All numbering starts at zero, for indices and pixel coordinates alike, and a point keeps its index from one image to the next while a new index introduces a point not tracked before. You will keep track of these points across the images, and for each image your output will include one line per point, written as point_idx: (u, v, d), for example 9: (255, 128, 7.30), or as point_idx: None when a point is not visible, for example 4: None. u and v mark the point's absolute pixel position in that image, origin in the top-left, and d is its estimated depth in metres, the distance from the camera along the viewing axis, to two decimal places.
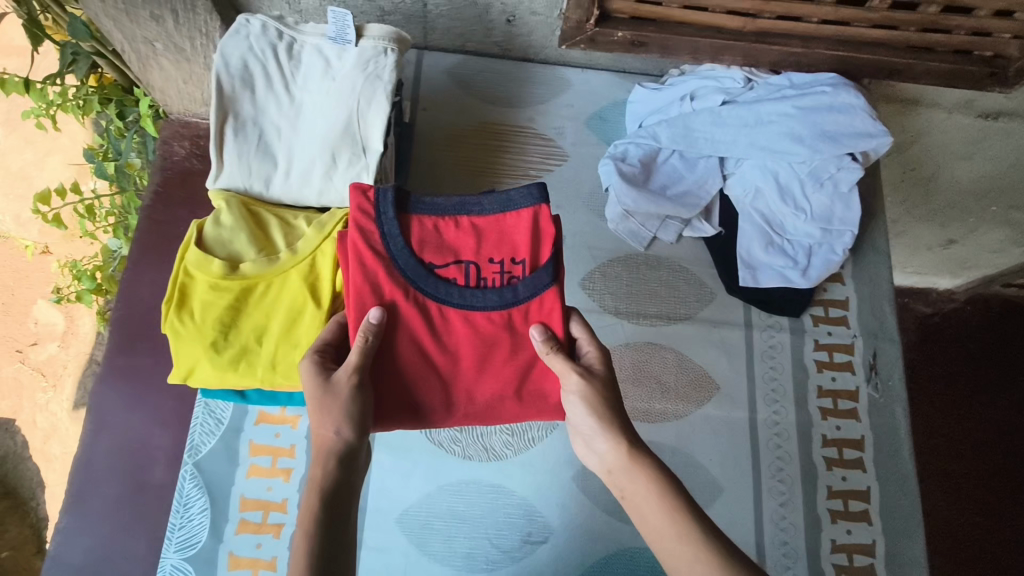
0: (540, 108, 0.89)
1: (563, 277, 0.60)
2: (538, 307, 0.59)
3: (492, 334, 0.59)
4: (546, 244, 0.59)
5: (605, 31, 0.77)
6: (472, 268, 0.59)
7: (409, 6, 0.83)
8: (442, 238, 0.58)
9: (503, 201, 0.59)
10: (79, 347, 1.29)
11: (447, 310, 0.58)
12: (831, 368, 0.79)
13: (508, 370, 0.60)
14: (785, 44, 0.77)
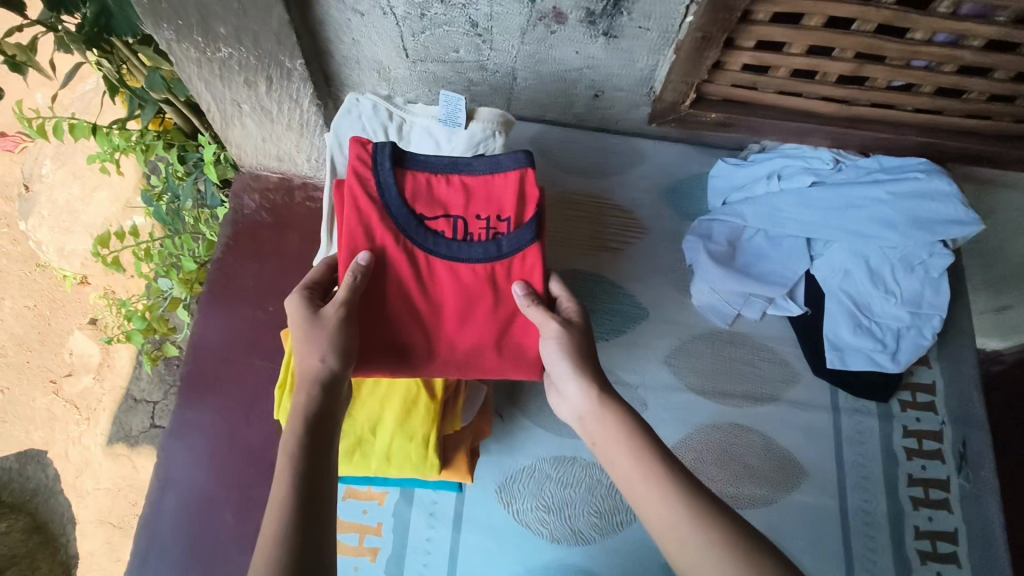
0: (620, 179, 0.89)
1: (545, 236, 0.62)
2: (520, 263, 0.62)
3: (474, 286, 0.61)
4: (531, 203, 0.62)
5: (699, 113, 0.79)
6: (460, 223, 0.61)
7: (497, 79, 0.85)
8: (433, 193, 0.61)
9: (493, 163, 0.62)
10: (114, 380, 1.28)
11: (434, 261, 0.61)
12: (919, 455, 0.78)
13: (491, 325, 0.61)
14: (878, 130, 0.78)
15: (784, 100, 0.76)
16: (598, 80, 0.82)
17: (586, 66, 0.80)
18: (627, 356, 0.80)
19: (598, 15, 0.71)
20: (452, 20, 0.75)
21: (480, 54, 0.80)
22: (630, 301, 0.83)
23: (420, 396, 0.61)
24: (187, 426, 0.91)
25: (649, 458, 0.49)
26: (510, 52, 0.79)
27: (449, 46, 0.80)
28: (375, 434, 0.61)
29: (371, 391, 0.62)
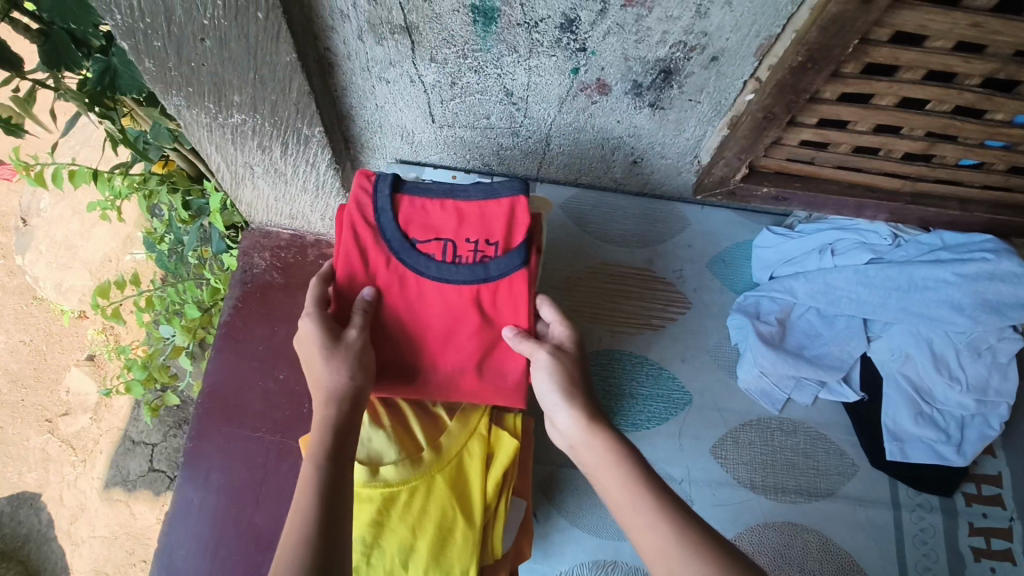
0: (660, 248, 0.83)
1: (536, 263, 0.58)
2: (506, 288, 0.57)
3: (459, 308, 0.57)
4: (522, 230, 0.58)
5: (749, 186, 0.73)
6: (450, 245, 0.57)
7: (528, 144, 0.80)
8: (427, 216, 0.58)
9: (488, 190, 0.59)
10: (111, 421, 1.21)
11: (421, 282, 0.57)
12: (989, 556, 0.72)
13: (472, 344, 0.57)
14: (941, 206, 0.73)
15: (844, 174, 0.71)
16: (639, 146, 0.76)
17: (627, 134, 0.74)
18: (671, 446, 0.74)
19: (646, 87, 0.66)
20: (486, 89, 0.71)
21: (514, 121, 0.75)
22: (674, 384, 0.77)
23: (462, 522, 0.52)
24: (189, 508, 0.84)
25: (645, 488, 0.48)
26: (547, 120, 0.74)
27: (480, 113, 0.75)
28: (408, 567, 0.51)
29: (404, 516, 0.52)
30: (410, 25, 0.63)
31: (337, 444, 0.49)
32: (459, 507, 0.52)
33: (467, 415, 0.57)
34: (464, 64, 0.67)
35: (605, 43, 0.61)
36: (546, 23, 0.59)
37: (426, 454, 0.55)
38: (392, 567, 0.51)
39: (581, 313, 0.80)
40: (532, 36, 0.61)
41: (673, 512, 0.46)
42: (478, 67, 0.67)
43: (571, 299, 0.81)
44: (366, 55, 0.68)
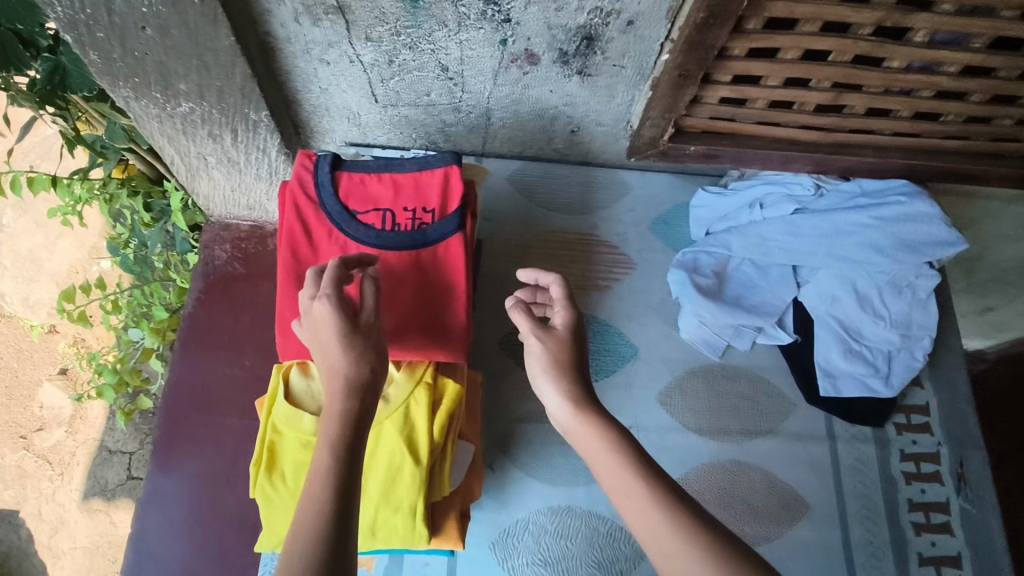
0: (602, 213, 0.88)
1: (471, 227, 0.62)
2: (443, 251, 0.61)
3: (401, 272, 0.60)
4: (455, 197, 0.62)
5: (678, 146, 0.77)
6: (388, 215, 0.61)
7: (470, 119, 0.83)
8: (365, 189, 0.62)
9: (421, 161, 0.63)
10: (87, 433, 1.21)
11: (364, 250, 0.61)
12: (919, 480, 0.77)
13: (413, 303, 0.60)
14: (859, 155, 0.77)
15: (765, 129, 0.75)
16: (576, 115, 0.80)
17: (562, 104, 0.78)
18: (620, 397, 0.78)
19: (572, 55, 0.70)
20: (423, 65, 0.74)
21: (453, 96, 0.79)
22: (620, 339, 0.81)
23: (409, 463, 0.55)
24: (163, 496, 0.86)
25: (636, 473, 0.50)
26: (484, 93, 0.78)
27: (421, 90, 0.78)
28: (360, 505, 0.55)
29: None
30: (342, 4, 0.66)
31: (352, 438, 0.48)
32: (405, 451, 0.55)
33: (414, 366, 0.59)
34: (399, 41, 0.71)
35: (528, 12, 0.65)
36: None
37: None
38: None
39: None
40: (459, 10, 0.65)
41: (665, 498, 0.48)
42: (412, 44, 0.71)
43: (519, 265, 0.84)
44: (305, 37, 0.71)
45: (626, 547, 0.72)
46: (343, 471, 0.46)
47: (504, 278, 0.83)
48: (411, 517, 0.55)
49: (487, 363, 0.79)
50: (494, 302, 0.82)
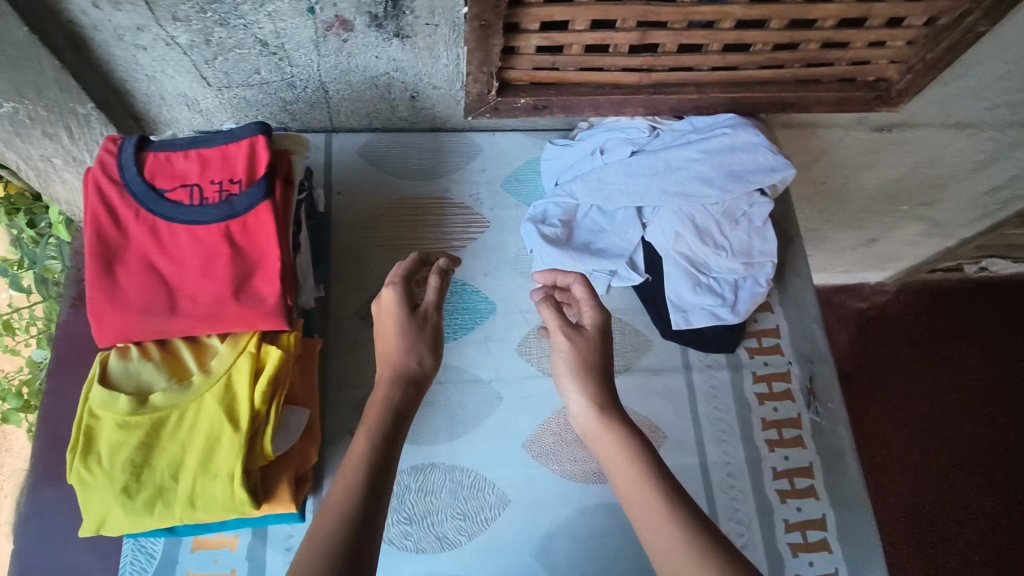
0: (455, 177, 0.90)
1: (281, 194, 0.62)
2: (254, 221, 0.61)
3: (212, 245, 0.60)
4: (262, 165, 0.62)
5: (508, 100, 0.78)
6: (196, 190, 0.61)
7: (309, 95, 0.84)
8: (172, 167, 0.62)
9: (228, 134, 0.63)
10: (14, 464, 1.13)
11: (172, 226, 0.60)
12: (771, 399, 0.81)
13: (226, 275, 0.59)
14: (681, 92, 0.79)
15: (586, 76, 0.77)
16: (409, 80, 0.82)
17: (392, 70, 0.80)
18: (480, 351, 0.80)
19: (382, 18, 0.71)
20: (242, 42, 0.74)
21: (283, 72, 0.79)
22: (477, 297, 0.83)
23: (227, 430, 0.56)
24: (42, 508, 0.77)
25: (642, 469, 0.57)
26: (313, 66, 0.78)
27: (249, 68, 0.78)
28: (179, 479, 0.55)
29: (175, 434, 0.56)
30: None
31: (394, 424, 0.59)
32: (224, 420, 0.56)
33: (237, 337, 0.60)
34: (208, 19, 0.70)
35: None
36: None
37: (195, 378, 0.59)
38: (163, 481, 0.55)
39: (386, 246, 0.85)
40: None
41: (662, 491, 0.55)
42: (223, 20, 0.70)
43: (376, 234, 0.85)
44: (111, 23, 0.70)
45: (491, 495, 0.74)
46: (380, 455, 0.56)
47: (360, 249, 0.84)
48: (230, 485, 0.55)
49: (345, 334, 0.80)
50: (351, 272, 0.83)
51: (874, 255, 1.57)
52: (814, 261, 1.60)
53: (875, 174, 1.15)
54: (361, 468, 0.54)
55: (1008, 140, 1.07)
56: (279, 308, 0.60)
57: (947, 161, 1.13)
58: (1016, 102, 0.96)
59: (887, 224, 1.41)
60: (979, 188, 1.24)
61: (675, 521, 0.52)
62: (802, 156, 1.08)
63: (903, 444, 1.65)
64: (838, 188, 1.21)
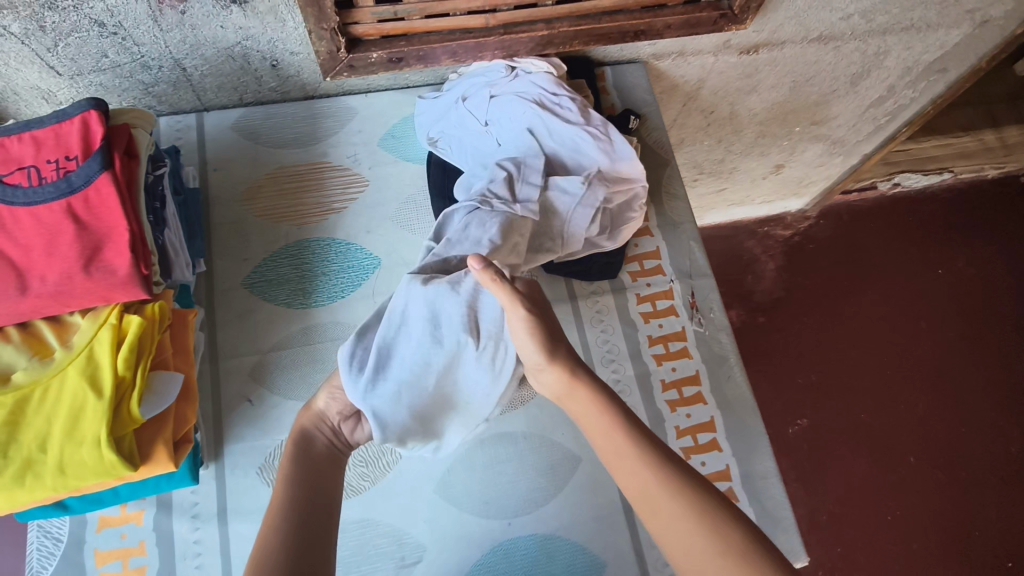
0: (330, 141, 0.90)
1: (118, 165, 0.63)
2: (94, 194, 0.62)
3: (55, 222, 0.61)
4: (97, 140, 0.63)
5: (360, 55, 0.79)
6: (33, 171, 0.62)
7: (169, 74, 0.83)
8: (9, 152, 0.63)
9: (60, 114, 0.65)
10: None
11: (18, 211, 0.61)
12: (656, 316, 0.85)
13: (72, 250, 0.60)
14: (529, 30, 0.82)
15: (434, 24, 0.79)
16: (264, 49, 0.82)
17: (243, 39, 0.79)
18: (366, 305, 0.82)
19: None
20: (78, 25, 0.73)
21: (131, 52, 0.78)
22: (362, 254, 0.85)
23: (90, 398, 0.58)
24: None
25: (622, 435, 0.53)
26: (159, 43, 0.77)
27: (95, 52, 0.77)
28: (47, 450, 0.56)
29: (39, 409, 0.58)
30: None
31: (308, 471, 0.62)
32: (86, 389, 0.58)
33: (97, 312, 0.62)
34: (34, 3, 0.69)
35: None
36: None
37: (57, 353, 0.60)
38: (31, 454, 0.56)
39: (268, 217, 0.86)
40: None
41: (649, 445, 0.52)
42: (50, 3, 0.69)
43: (255, 206, 0.86)
44: None
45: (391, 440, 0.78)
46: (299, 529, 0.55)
47: (241, 222, 0.85)
48: (97, 449, 0.56)
49: (232, 305, 0.81)
50: (235, 246, 0.84)
51: (786, 182, 1.62)
52: (730, 196, 1.64)
53: (760, 99, 1.19)
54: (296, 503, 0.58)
55: (873, 49, 1.10)
56: (130, 277, 0.61)
57: (823, 77, 1.16)
58: (867, 9, 0.99)
59: (789, 148, 1.44)
60: (863, 101, 1.29)
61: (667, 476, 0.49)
62: (681, 87, 1.10)
63: (838, 361, 1.69)
64: (728, 117, 1.24)
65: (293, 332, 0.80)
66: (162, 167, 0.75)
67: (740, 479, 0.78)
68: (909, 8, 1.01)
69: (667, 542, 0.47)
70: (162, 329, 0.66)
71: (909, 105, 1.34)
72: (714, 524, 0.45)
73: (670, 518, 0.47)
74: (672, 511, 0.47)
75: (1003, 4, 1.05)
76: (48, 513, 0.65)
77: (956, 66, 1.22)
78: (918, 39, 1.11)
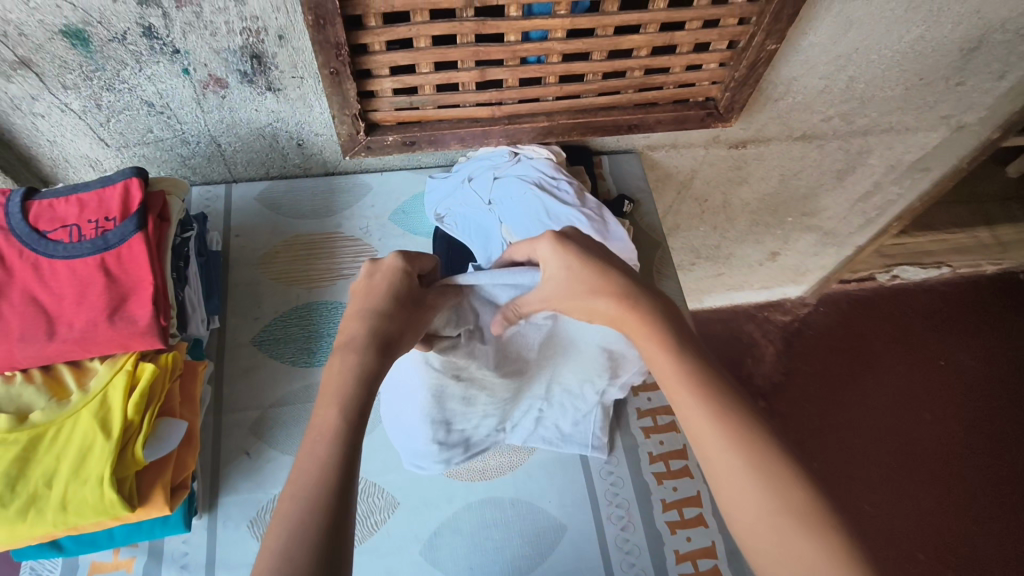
0: (345, 214, 0.97)
1: (152, 226, 0.70)
2: (128, 252, 0.68)
3: (88, 275, 0.67)
4: (135, 203, 0.71)
5: (377, 138, 0.88)
6: (73, 228, 0.69)
7: (204, 149, 0.92)
8: (54, 212, 0.70)
9: (105, 179, 0.72)
10: None
11: (56, 263, 0.68)
12: (645, 390, 0.90)
13: (101, 301, 0.66)
14: (532, 121, 0.91)
15: (445, 113, 0.87)
16: (292, 129, 0.91)
17: (274, 120, 0.88)
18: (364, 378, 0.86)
19: (251, 73, 0.80)
20: (129, 105, 0.82)
21: (173, 129, 0.87)
22: None
23: (99, 439, 0.61)
24: None
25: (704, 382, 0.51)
26: (198, 122, 0.86)
27: (141, 128, 0.86)
28: (52, 487, 0.60)
29: (50, 448, 0.61)
30: (23, 59, 0.74)
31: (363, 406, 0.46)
32: (96, 430, 0.62)
33: (115, 358, 0.67)
34: (94, 85, 0.78)
35: (190, 41, 0.74)
36: (130, 34, 0.72)
37: (74, 396, 0.65)
38: (36, 490, 0.59)
39: (281, 279, 0.92)
40: (130, 48, 0.74)
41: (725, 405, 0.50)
42: (108, 85, 0.79)
43: (270, 269, 0.92)
44: (6, 94, 0.78)
45: (380, 499, 0.79)
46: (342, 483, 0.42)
47: (256, 283, 0.91)
48: (100, 488, 0.59)
49: (239, 361, 0.85)
50: (249, 305, 0.90)
51: (784, 268, 1.67)
52: (729, 280, 1.70)
53: (751, 190, 1.27)
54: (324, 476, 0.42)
55: (856, 147, 1.18)
56: (150, 328, 0.66)
57: (810, 172, 1.24)
58: (847, 113, 1.06)
59: (783, 237, 1.50)
60: (852, 194, 1.36)
61: (730, 430, 0.49)
62: (675, 177, 1.18)
63: (841, 450, 1.68)
64: (722, 205, 1.31)
65: (296, 389, 0.84)
66: (190, 231, 0.82)
67: (726, 557, 0.78)
68: (887, 112, 1.08)
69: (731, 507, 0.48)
70: (173, 378, 0.70)
71: (896, 200, 1.41)
72: (777, 484, 0.47)
73: (728, 477, 0.48)
74: (734, 471, 0.48)
75: (975, 112, 1.13)
76: (42, 553, 0.67)
77: (938, 165, 1.29)
78: (899, 141, 1.18)
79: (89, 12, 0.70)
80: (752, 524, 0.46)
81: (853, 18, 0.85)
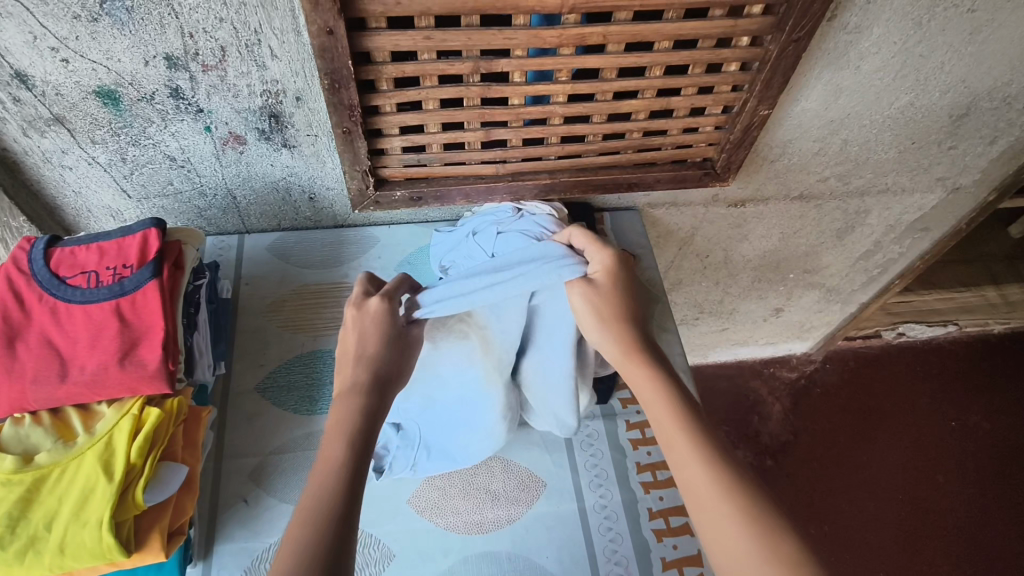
0: (353, 265, 1.00)
1: (166, 273, 0.73)
2: (142, 298, 0.71)
3: (103, 320, 0.70)
4: (152, 251, 0.74)
5: (385, 193, 0.91)
6: (92, 275, 0.72)
7: (220, 201, 0.96)
8: (75, 258, 0.73)
9: (124, 228, 0.75)
10: None
11: (74, 307, 0.71)
12: (644, 443, 0.90)
13: (113, 345, 0.69)
14: (535, 178, 0.94)
15: (452, 170, 0.91)
16: (305, 183, 0.95)
17: (288, 175, 0.93)
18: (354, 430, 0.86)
19: (269, 131, 0.85)
20: (152, 159, 0.86)
21: (192, 182, 0.91)
22: None
23: (101, 482, 0.62)
24: None
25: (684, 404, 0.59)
26: (216, 175, 0.91)
27: (162, 180, 0.90)
28: (51, 529, 0.60)
29: (54, 489, 0.63)
30: (58, 116, 0.79)
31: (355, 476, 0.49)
32: (98, 472, 0.63)
33: (122, 402, 0.69)
34: (121, 140, 0.83)
35: (213, 101, 0.79)
36: (158, 95, 0.77)
37: (80, 438, 0.66)
38: (36, 532, 0.60)
39: (288, 326, 0.94)
40: (157, 107, 0.79)
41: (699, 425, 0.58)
42: (134, 141, 0.83)
43: (278, 317, 0.95)
44: (38, 148, 0.83)
45: (376, 550, 0.79)
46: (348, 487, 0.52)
47: (263, 330, 0.94)
48: (98, 531, 0.60)
49: (243, 407, 0.87)
50: (254, 352, 0.92)
51: (789, 324, 1.68)
52: (733, 335, 1.70)
53: (751, 247, 1.29)
54: (330, 484, 0.52)
55: (854, 208, 1.21)
56: (159, 371, 0.68)
57: (810, 230, 1.26)
58: (843, 173, 1.09)
59: (786, 293, 1.52)
60: (852, 253, 1.38)
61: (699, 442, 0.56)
62: (676, 234, 1.21)
63: (852, 512, 1.63)
64: (723, 261, 1.33)
65: (297, 436, 0.85)
66: (202, 279, 0.84)
67: None
68: (882, 174, 1.11)
69: (699, 518, 0.53)
70: (177, 422, 0.71)
71: (898, 259, 1.43)
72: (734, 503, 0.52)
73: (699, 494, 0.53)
74: (699, 486, 0.53)
75: (971, 174, 1.16)
76: None
77: (937, 225, 1.31)
78: (896, 201, 1.21)
79: (121, 75, 0.75)
80: (720, 530, 0.51)
81: (842, 86, 0.89)
